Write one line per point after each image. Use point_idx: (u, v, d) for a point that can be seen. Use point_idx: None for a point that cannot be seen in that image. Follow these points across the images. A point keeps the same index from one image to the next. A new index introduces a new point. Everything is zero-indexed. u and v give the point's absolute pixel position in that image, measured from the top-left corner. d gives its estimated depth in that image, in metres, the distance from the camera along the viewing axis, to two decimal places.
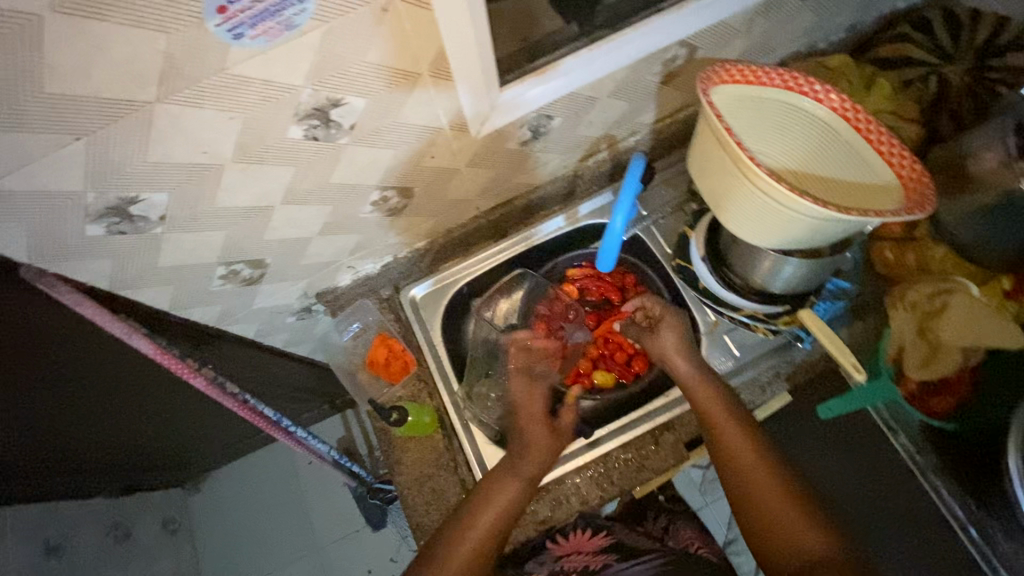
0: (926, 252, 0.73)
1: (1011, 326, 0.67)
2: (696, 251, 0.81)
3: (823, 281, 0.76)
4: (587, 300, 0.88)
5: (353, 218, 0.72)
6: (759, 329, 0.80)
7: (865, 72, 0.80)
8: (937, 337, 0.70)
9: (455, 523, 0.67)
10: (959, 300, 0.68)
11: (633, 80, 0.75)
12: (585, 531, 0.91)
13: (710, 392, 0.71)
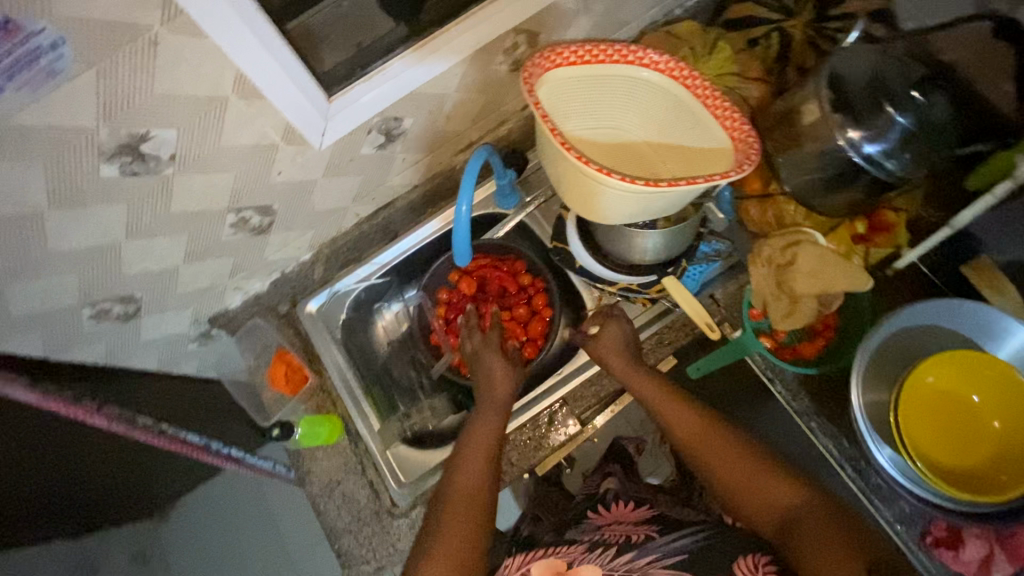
0: (781, 208, 0.76)
1: (858, 270, 0.70)
2: (571, 232, 0.82)
3: (689, 246, 0.78)
4: (481, 292, 0.90)
5: (216, 242, 0.73)
6: (638, 300, 0.84)
7: (710, 38, 0.82)
8: (790, 287, 0.72)
9: (430, 530, 0.61)
10: (806, 250, 0.71)
11: (477, 72, 0.75)
12: (629, 503, 0.77)
13: (630, 364, 0.73)
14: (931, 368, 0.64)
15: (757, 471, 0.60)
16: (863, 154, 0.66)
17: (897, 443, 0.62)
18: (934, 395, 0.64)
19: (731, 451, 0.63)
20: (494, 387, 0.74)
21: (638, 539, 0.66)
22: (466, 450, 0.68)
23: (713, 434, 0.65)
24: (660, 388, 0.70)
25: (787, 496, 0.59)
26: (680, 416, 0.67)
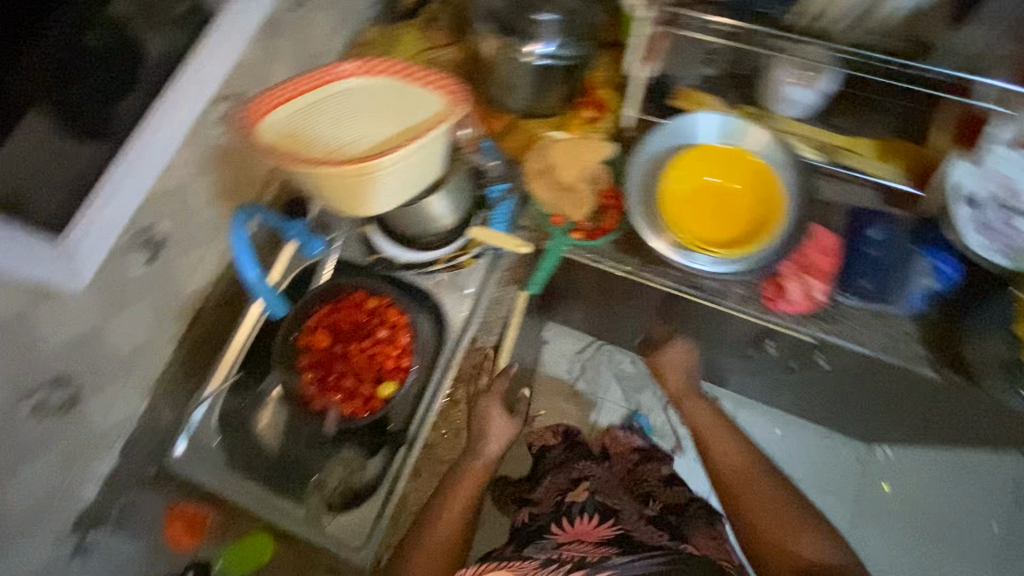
0: (524, 128, 0.91)
1: (598, 141, 0.87)
2: (380, 239, 0.90)
3: (471, 196, 0.87)
4: (339, 337, 0.88)
5: (24, 440, 0.67)
6: (467, 261, 0.90)
7: (393, 31, 0.92)
8: (565, 181, 0.86)
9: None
10: (558, 145, 0.87)
11: (203, 151, 0.77)
12: (590, 520, 0.85)
13: (714, 425, 0.87)
14: (675, 171, 0.75)
15: (792, 521, 0.73)
16: (546, 55, 0.78)
17: (682, 241, 0.73)
18: (691, 188, 0.75)
19: (756, 483, 0.79)
20: (489, 442, 0.84)
21: (594, 558, 0.73)
22: (448, 507, 0.79)
23: (744, 459, 0.82)
24: (721, 442, 0.85)
25: (822, 546, 0.71)
26: (718, 445, 0.84)
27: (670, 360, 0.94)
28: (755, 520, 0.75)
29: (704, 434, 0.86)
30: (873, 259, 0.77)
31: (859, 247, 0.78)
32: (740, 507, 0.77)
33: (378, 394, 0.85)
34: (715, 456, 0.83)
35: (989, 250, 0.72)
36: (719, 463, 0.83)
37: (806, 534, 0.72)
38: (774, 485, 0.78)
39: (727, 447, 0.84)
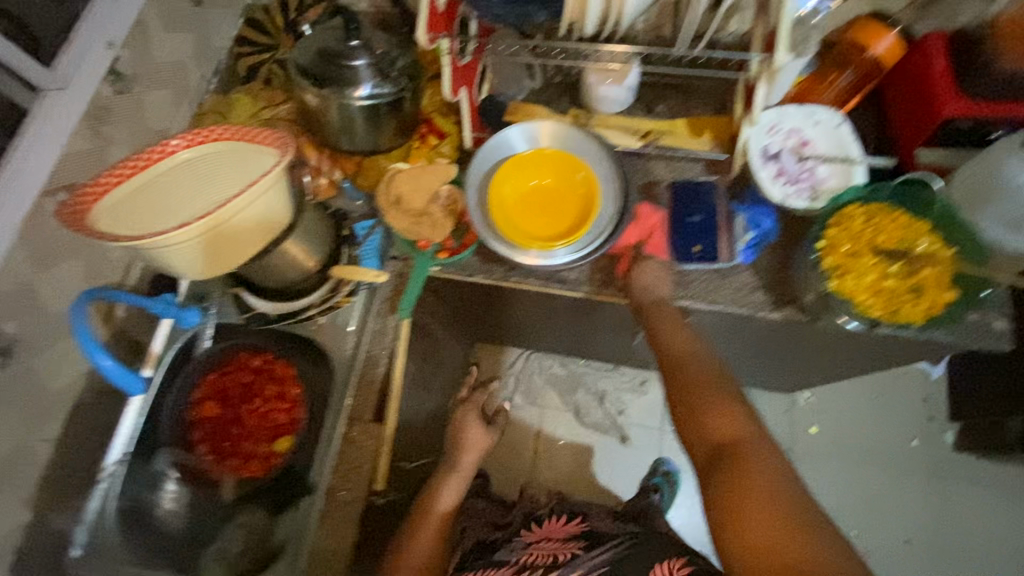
0: (373, 165, 0.95)
1: (441, 165, 0.89)
2: (250, 297, 0.91)
3: (332, 239, 0.91)
4: (229, 402, 0.90)
5: None
6: (342, 300, 0.91)
7: (232, 97, 0.96)
8: (417, 209, 0.88)
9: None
10: (403, 176, 0.88)
11: (42, 246, 0.78)
12: (557, 521, 0.99)
13: (674, 321, 0.79)
14: (505, 182, 0.79)
15: (724, 405, 0.68)
16: (368, 93, 0.82)
17: (520, 246, 0.78)
18: (520, 194, 0.80)
19: (700, 371, 0.73)
20: (465, 454, 1.00)
21: (564, 558, 0.84)
22: (423, 525, 0.88)
23: (691, 352, 0.76)
24: (680, 336, 0.77)
25: (752, 428, 0.65)
26: (669, 337, 0.77)
27: (637, 274, 0.82)
28: (693, 415, 0.69)
29: (663, 332, 0.78)
30: (698, 225, 0.84)
31: (686, 215, 0.85)
32: (677, 394, 0.72)
33: (274, 449, 0.86)
34: (668, 353, 0.76)
35: (785, 195, 0.83)
36: (654, 338, 0.78)
37: (739, 414, 0.67)
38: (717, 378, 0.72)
39: (676, 339, 0.77)
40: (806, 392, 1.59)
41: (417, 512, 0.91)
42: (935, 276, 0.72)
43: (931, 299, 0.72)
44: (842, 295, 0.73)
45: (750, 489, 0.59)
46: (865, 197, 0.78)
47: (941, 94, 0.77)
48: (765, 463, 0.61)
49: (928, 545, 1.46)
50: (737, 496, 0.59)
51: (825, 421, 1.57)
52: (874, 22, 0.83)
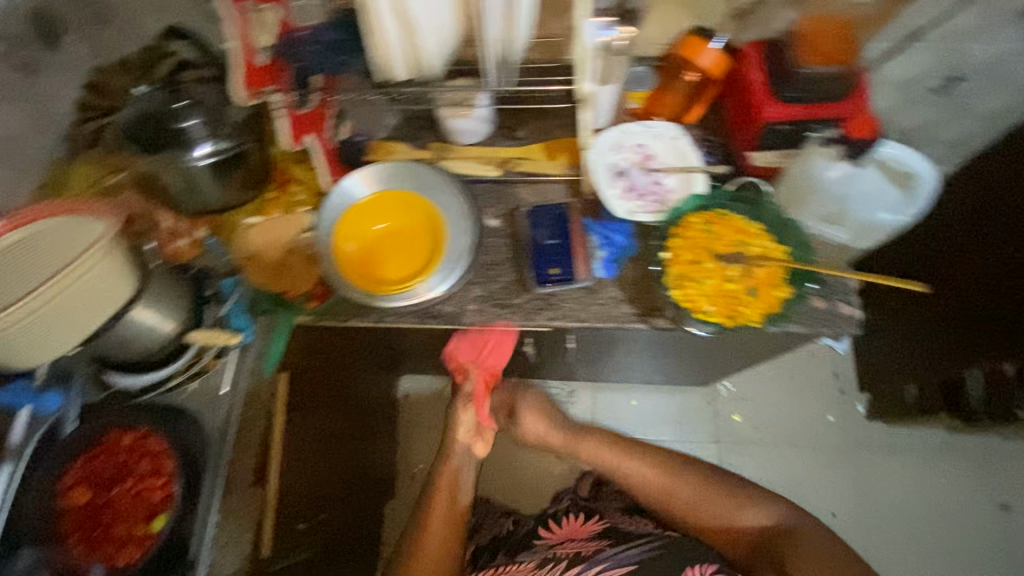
0: (228, 222, 0.93)
1: (289, 214, 0.91)
2: (111, 373, 0.87)
3: (191, 300, 0.87)
4: (98, 486, 0.84)
5: None
6: (210, 362, 0.88)
7: (73, 168, 0.91)
8: (272, 260, 0.89)
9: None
10: (253, 231, 0.91)
11: None
12: (578, 519, 1.07)
13: (619, 443, 1.09)
14: (351, 237, 0.79)
15: (697, 489, 0.99)
16: (205, 150, 0.79)
17: (376, 293, 0.77)
18: (371, 238, 0.78)
19: (652, 475, 1.03)
20: (461, 465, 1.10)
21: (589, 553, 0.94)
22: (433, 523, 1.00)
23: (608, 448, 1.09)
24: (623, 452, 1.07)
25: (696, 493, 0.98)
26: (623, 461, 1.06)
27: (521, 397, 1.17)
28: (666, 505, 0.99)
29: (615, 454, 1.08)
30: (554, 247, 0.87)
31: (543, 238, 0.88)
32: (639, 492, 1.03)
33: (149, 528, 0.81)
34: (618, 471, 1.06)
35: (632, 210, 0.86)
36: (636, 475, 1.04)
37: (673, 480, 1.01)
38: (668, 466, 1.03)
39: (646, 469, 1.04)
40: (725, 383, 1.64)
41: (430, 502, 1.04)
42: (769, 275, 0.76)
43: (766, 299, 0.75)
44: (683, 305, 0.76)
45: (728, 524, 0.94)
46: (702, 205, 0.82)
47: (757, 98, 0.81)
48: (810, 541, 0.88)
49: (855, 514, 1.51)
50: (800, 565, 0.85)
51: (747, 408, 1.62)
52: (694, 38, 0.86)
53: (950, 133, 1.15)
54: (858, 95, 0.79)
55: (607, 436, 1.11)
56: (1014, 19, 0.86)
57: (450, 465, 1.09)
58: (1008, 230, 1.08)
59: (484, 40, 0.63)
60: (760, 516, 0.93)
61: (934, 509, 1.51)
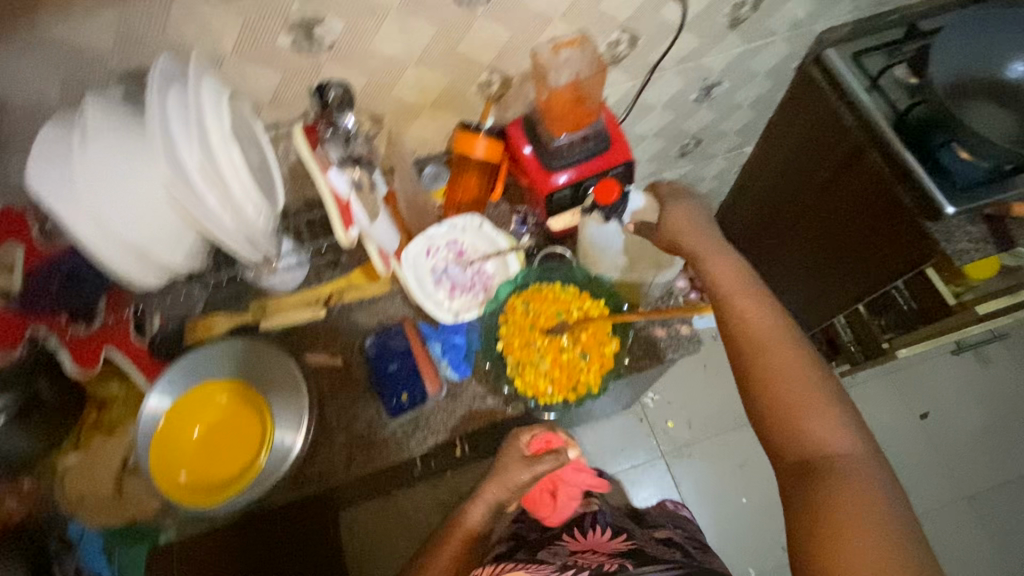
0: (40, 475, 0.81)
1: (113, 438, 0.83)
2: None
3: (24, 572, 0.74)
4: None
5: None
6: None
7: None
8: (108, 495, 0.80)
9: None
10: (75, 472, 0.81)
11: None
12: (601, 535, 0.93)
13: (746, 284, 0.75)
14: (180, 466, 0.73)
15: (796, 370, 0.67)
16: None
17: (241, 492, 0.72)
18: (195, 447, 0.75)
19: (764, 324, 0.71)
20: (482, 498, 0.93)
21: (611, 567, 0.77)
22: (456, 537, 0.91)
23: (747, 290, 0.74)
24: (746, 292, 0.74)
25: (797, 381, 0.66)
26: (756, 315, 0.72)
27: (679, 209, 0.81)
28: (755, 361, 0.69)
29: (726, 291, 0.75)
30: (398, 373, 0.84)
31: (385, 366, 0.85)
32: (734, 338, 0.72)
33: None
34: (735, 305, 0.73)
35: (456, 311, 0.87)
36: (743, 312, 0.73)
37: (782, 349, 0.69)
38: (786, 339, 0.70)
39: (765, 326, 0.71)
40: (650, 393, 1.66)
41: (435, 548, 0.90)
42: (594, 335, 0.82)
43: (598, 360, 0.81)
44: (528, 392, 0.79)
45: (784, 429, 0.65)
46: (520, 288, 0.85)
47: (536, 178, 0.86)
48: (851, 490, 0.57)
49: None
50: (811, 500, 0.58)
51: (676, 410, 1.65)
52: (463, 132, 0.89)
53: (734, 124, 1.26)
54: (616, 142, 0.85)
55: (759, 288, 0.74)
56: (726, 32, 0.96)
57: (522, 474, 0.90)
58: (815, 186, 1.17)
59: (231, 249, 0.64)
60: (837, 443, 0.62)
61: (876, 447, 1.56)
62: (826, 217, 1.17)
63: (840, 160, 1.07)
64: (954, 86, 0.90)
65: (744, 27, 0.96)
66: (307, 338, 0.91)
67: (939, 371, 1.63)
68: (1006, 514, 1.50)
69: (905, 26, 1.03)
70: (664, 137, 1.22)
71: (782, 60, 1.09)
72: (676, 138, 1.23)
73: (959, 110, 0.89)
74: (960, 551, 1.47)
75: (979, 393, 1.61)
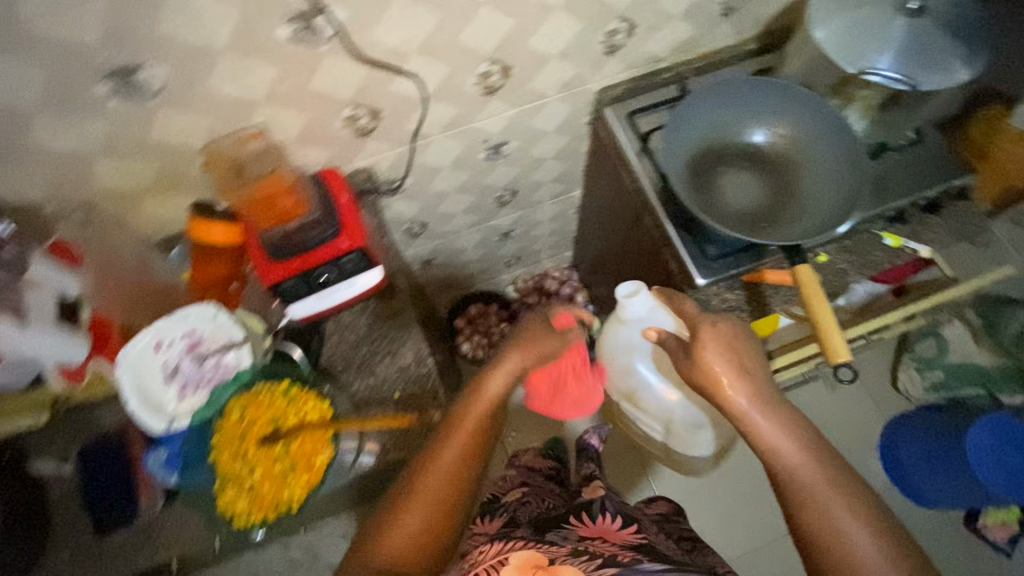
0: None
1: None
2: None
3: None
4: None
5: None
6: None
7: None
8: None
9: (370, 542, 0.68)
10: None
11: None
12: (610, 522, 0.91)
13: (800, 431, 0.67)
14: None
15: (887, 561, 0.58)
16: None
17: None
18: None
19: (824, 484, 0.62)
20: (499, 373, 0.81)
21: (625, 559, 0.74)
22: (436, 470, 0.72)
23: (784, 431, 0.67)
24: (792, 436, 0.66)
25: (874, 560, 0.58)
26: (812, 473, 0.63)
27: (711, 335, 0.74)
28: (814, 531, 0.61)
29: (762, 433, 0.68)
30: (103, 485, 0.80)
31: (95, 482, 0.81)
32: (788, 500, 0.64)
33: None
34: (789, 466, 0.64)
35: (173, 417, 0.80)
36: (789, 456, 0.65)
37: (859, 535, 0.59)
38: (865, 505, 0.61)
39: (835, 490, 0.62)
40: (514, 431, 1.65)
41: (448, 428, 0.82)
42: (306, 443, 0.75)
43: (305, 469, 0.75)
44: (225, 510, 0.75)
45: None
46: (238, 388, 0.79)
47: (259, 268, 0.80)
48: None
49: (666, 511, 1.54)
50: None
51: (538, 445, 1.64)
52: (198, 215, 0.83)
53: (545, 174, 1.25)
54: (346, 228, 0.82)
55: (796, 426, 0.67)
56: (485, 98, 0.93)
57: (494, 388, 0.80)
58: (621, 238, 1.16)
59: None
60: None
61: None
62: (634, 269, 1.16)
63: (630, 218, 1.06)
64: (704, 162, 0.91)
65: (502, 92, 0.93)
66: (40, 444, 0.84)
67: (799, 398, 1.62)
68: None
69: (676, 84, 1.02)
70: (474, 190, 1.20)
71: (567, 117, 1.07)
72: (488, 188, 1.22)
73: (711, 188, 0.90)
74: None
75: (835, 420, 1.60)
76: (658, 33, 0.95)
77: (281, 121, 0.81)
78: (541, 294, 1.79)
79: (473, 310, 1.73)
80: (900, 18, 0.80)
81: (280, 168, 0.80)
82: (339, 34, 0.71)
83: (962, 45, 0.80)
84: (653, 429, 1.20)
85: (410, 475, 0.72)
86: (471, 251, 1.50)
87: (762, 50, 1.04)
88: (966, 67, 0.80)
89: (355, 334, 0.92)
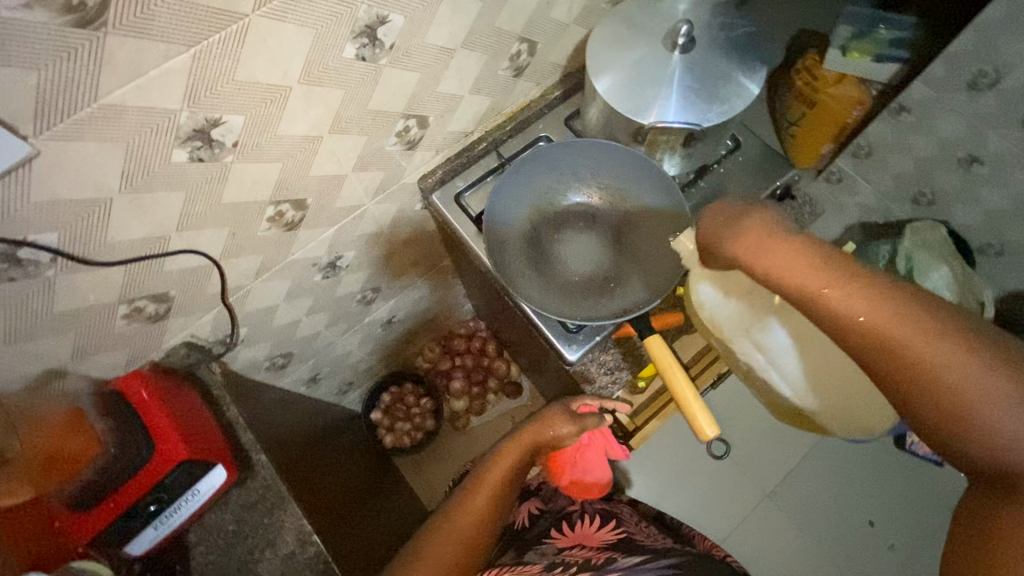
0: None
1: None
2: None
3: None
4: None
5: None
6: None
7: None
8: None
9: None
10: None
11: None
12: (591, 525, 0.91)
13: (830, 265, 0.50)
14: None
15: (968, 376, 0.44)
16: None
17: None
18: None
19: (876, 315, 0.47)
20: (505, 472, 0.79)
21: (598, 562, 0.76)
22: (473, 498, 0.76)
23: (830, 277, 0.49)
24: (816, 274, 0.50)
25: (948, 357, 0.44)
26: (858, 305, 0.48)
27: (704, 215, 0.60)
28: (887, 366, 0.47)
29: (774, 278, 0.52)
30: None
31: None
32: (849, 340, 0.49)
33: None
34: (827, 306, 0.49)
35: None
36: (813, 298, 0.50)
37: (942, 347, 0.45)
38: (930, 322, 0.46)
39: (890, 317, 0.47)
40: None
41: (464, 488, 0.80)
42: None
43: None
44: None
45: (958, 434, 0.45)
46: None
47: (65, 526, 0.70)
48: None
49: None
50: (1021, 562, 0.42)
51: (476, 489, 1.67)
52: None
53: (400, 264, 1.17)
54: (164, 442, 0.72)
55: (815, 250, 0.51)
56: (291, 234, 0.83)
57: (490, 480, 0.78)
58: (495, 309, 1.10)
59: None
60: (1010, 426, 0.43)
61: (697, 478, 1.53)
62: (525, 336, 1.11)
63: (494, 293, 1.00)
64: (534, 235, 0.86)
65: (306, 223, 0.84)
66: None
67: None
68: (834, 497, 1.49)
69: (494, 152, 0.97)
70: (329, 305, 1.10)
71: (395, 214, 0.99)
72: (345, 297, 1.12)
73: (550, 261, 0.85)
74: (778, 552, 1.47)
75: None
76: (453, 113, 0.89)
77: (41, 352, 0.68)
78: (450, 355, 1.64)
79: (388, 398, 1.59)
80: (674, 55, 0.80)
81: (70, 403, 0.73)
82: (61, 256, 0.59)
83: (739, 63, 0.80)
84: (777, 380, 0.82)
85: (422, 536, 0.73)
86: (358, 350, 1.40)
87: (569, 94, 1.01)
88: (747, 79, 0.79)
89: (225, 536, 0.80)
